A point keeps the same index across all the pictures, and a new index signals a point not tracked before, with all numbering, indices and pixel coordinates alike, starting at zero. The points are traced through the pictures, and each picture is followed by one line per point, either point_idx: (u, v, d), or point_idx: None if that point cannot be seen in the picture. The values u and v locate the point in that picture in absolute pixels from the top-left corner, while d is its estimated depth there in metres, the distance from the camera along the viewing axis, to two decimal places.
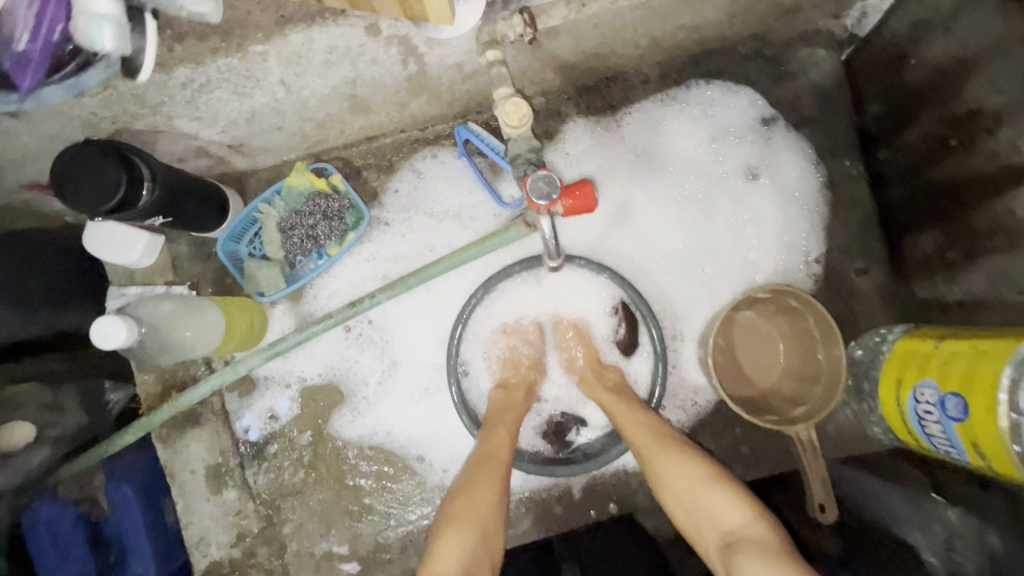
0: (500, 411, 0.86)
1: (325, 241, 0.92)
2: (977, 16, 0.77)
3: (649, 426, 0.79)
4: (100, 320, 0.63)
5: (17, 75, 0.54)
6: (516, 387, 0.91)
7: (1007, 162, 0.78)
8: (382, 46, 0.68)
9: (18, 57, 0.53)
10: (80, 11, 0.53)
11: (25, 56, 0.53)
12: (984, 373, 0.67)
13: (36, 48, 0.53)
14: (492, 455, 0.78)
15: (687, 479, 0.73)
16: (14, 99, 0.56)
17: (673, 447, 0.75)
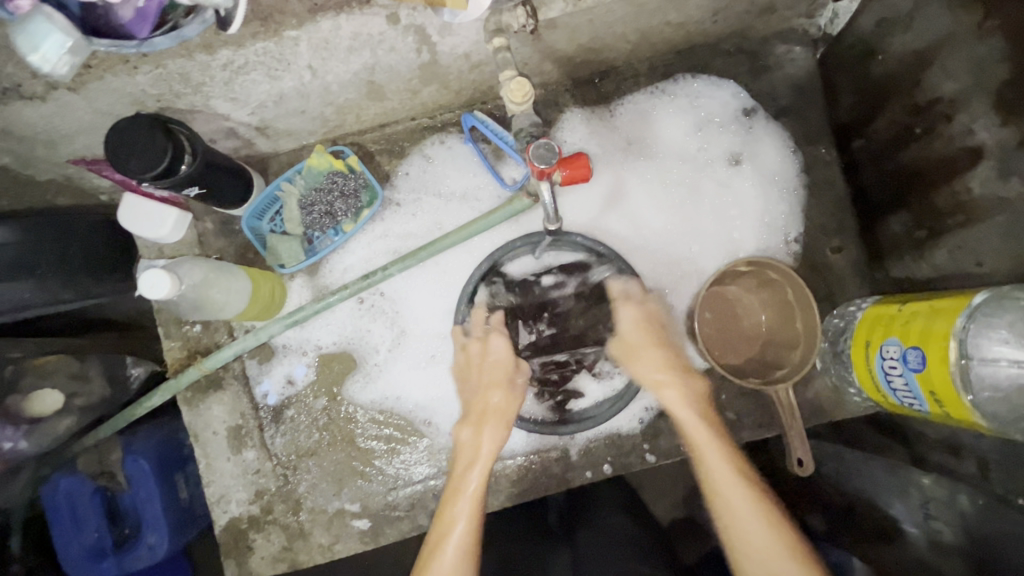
0: (469, 453, 0.89)
1: (342, 217, 0.99)
2: (930, 13, 0.87)
3: (745, 479, 0.82)
4: (150, 274, 0.70)
5: (136, 24, 0.63)
6: (482, 419, 0.90)
7: (961, 143, 0.87)
8: (400, 34, 0.76)
9: (137, 11, 0.63)
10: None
11: (145, 9, 0.63)
12: (938, 326, 0.75)
13: (152, 3, 0.63)
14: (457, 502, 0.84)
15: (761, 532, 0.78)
16: (132, 45, 0.64)
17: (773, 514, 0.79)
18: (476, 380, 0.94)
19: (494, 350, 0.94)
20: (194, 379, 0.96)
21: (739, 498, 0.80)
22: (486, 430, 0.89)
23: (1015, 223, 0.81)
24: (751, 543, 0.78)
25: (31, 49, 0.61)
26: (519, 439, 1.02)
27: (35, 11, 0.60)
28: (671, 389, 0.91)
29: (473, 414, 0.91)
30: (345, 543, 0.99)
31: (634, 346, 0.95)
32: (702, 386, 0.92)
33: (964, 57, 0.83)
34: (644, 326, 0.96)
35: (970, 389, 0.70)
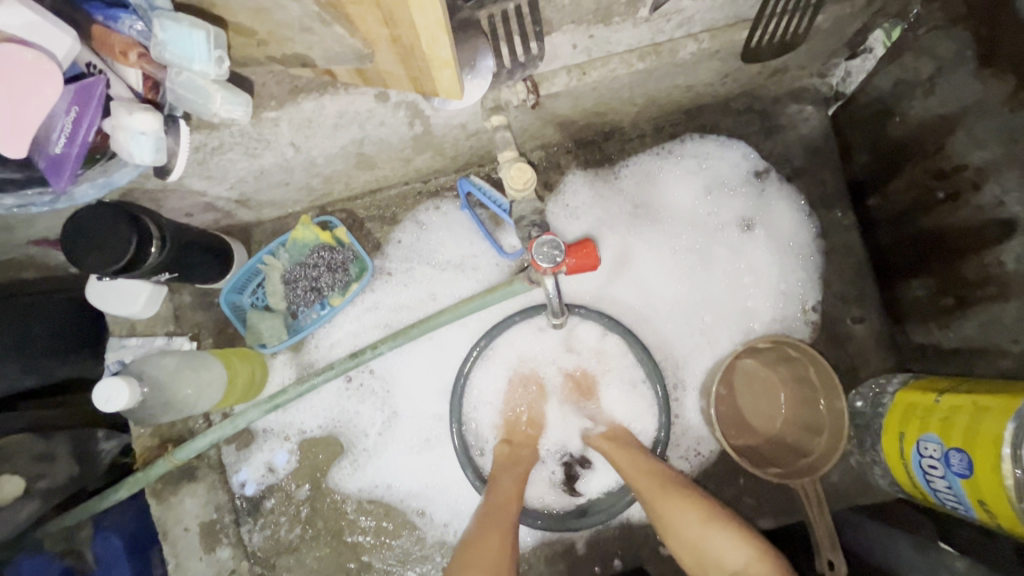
0: (507, 463, 0.87)
1: (328, 291, 0.92)
2: (956, 81, 0.82)
3: (649, 471, 0.80)
4: (103, 382, 0.62)
5: (52, 175, 0.52)
6: (523, 442, 0.91)
7: (992, 217, 0.81)
8: (390, 110, 0.70)
9: (54, 159, 0.52)
10: (119, 125, 0.53)
11: (60, 158, 0.51)
12: (986, 430, 0.67)
13: (73, 150, 0.52)
14: (504, 507, 0.79)
15: (683, 518, 0.74)
16: (46, 198, 0.55)
17: (673, 490, 0.77)
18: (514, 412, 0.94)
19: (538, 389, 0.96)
20: (164, 471, 0.87)
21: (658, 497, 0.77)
22: (525, 450, 0.89)
23: None
24: (678, 533, 0.74)
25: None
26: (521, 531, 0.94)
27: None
28: (591, 437, 0.90)
29: (515, 436, 0.92)
30: None
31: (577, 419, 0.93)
32: (620, 427, 0.91)
33: (995, 128, 0.78)
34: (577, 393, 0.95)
35: None
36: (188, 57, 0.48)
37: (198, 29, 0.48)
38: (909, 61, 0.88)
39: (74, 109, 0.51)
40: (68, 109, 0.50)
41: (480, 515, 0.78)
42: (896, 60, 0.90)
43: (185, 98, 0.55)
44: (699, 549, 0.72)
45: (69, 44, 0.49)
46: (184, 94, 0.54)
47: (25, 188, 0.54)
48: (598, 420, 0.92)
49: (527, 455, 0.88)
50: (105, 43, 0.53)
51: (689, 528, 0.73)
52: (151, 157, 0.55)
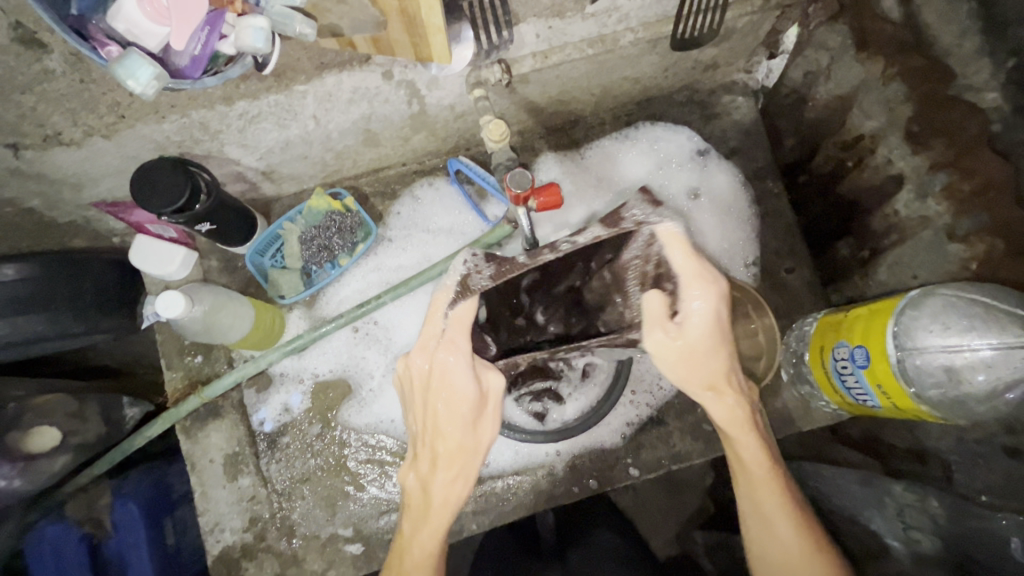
0: (418, 497, 0.80)
1: (338, 252, 1.08)
2: (845, 66, 1.02)
3: (778, 491, 0.81)
4: (163, 295, 0.77)
5: (190, 70, 0.65)
6: (428, 459, 0.78)
7: (885, 171, 1.00)
8: (394, 88, 0.88)
9: (193, 59, 0.65)
10: (242, 25, 0.63)
11: (200, 57, 0.65)
12: (878, 326, 0.83)
13: (206, 52, 0.64)
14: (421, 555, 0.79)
15: (780, 527, 0.80)
16: (187, 85, 0.66)
17: (797, 520, 0.80)
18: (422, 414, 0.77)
19: (455, 381, 0.74)
20: (194, 407, 1.00)
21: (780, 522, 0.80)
22: (436, 476, 0.78)
23: (939, 235, 0.93)
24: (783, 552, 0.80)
25: (126, 76, 0.60)
26: (507, 456, 1.07)
27: (125, 52, 0.60)
28: (723, 391, 0.79)
29: (424, 455, 0.78)
30: (338, 568, 1.01)
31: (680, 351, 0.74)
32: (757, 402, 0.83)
33: (878, 99, 0.98)
34: (713, 326, 0.73)
35: (913, 384, 0.78)
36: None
37: None
38: (811, 54, 1.09)
39: (206, 28, 0.63)
40: (202, 28, 0.63)
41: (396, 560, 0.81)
42: (803, 55, 1.12)
43: (277, 23, 0.66)
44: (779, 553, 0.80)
45: None
46: (277, 20, 0.66)
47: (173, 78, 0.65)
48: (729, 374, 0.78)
49: (438, 481, 0.78)
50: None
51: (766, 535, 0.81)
52: (264, 45, 0.63)
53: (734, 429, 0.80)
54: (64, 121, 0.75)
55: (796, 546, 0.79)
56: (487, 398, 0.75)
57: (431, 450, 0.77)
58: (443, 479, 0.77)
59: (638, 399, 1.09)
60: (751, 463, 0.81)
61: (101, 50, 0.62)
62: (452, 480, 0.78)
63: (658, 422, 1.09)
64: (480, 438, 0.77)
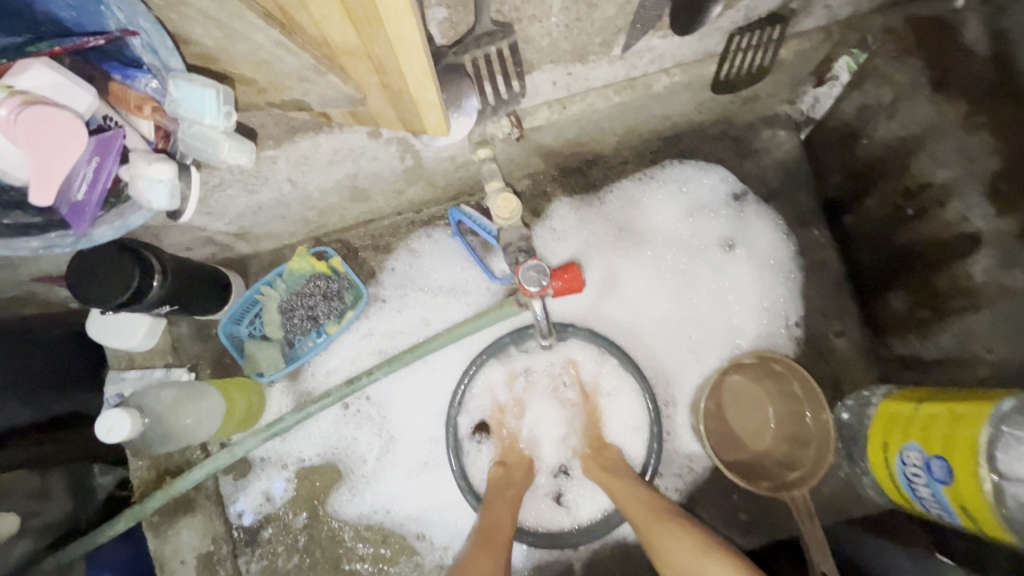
0: (499, 490, 0.88)
1: (324, 320, 0.95)
2: (914, 106, 0.87)
3: (646, 501, 0.82)
4: (105, 413, 0.64)
5: (74, 220, 0.54)
6: (515, 464, 0.93)
7: (957, 232, 0.86)
8: (382, 146, 0.74)
9: (75, 205, 0.53)
10: (137, 175, 0.55)
11: (82, 205, 0.53)
12: (962, 438, 0.70)
13: (93, 198, 0.53)
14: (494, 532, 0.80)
15: (688, 552, 0.74)
16: (67, 242, 0.56)
17: (669, 519, 0.78)
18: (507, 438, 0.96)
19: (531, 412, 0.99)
20: (160, 503, 0.87)
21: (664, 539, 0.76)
22: (517, 473, 0.91)
23: None
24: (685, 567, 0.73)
25: None
26: (518, 553, 0.94)
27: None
28: (589, 463, 0.92)
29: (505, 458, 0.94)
30: None
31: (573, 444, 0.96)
32: (616, 453, 0.93)
33: (955, 148, 0.83)
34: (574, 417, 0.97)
35: (1004, 505, 0.65)
36: (198, 112, 0.52)
37: (210, 88, 0.51)
38: (872, 88, 0.93)
39: (95, 159, 0.53)
40: (89, 160, 0.52)
41: (474, 539, 0.80)
42: (860, 87, 0.96)
43: (195, 148, 0.57)
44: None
45: (91, 101, 0.52)
46: (195, 145, 0.57)
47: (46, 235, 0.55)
48: (595, 448, 0.94)
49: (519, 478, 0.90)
50: (122, 99, 0.55)
51: (694, 565, 0.73)
52: (168, 203, 0.56)
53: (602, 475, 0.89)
54: None
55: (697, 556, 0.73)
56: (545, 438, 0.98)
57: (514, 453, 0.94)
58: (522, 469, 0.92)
59: (665, 485, 0.98)
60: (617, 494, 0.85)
61: None
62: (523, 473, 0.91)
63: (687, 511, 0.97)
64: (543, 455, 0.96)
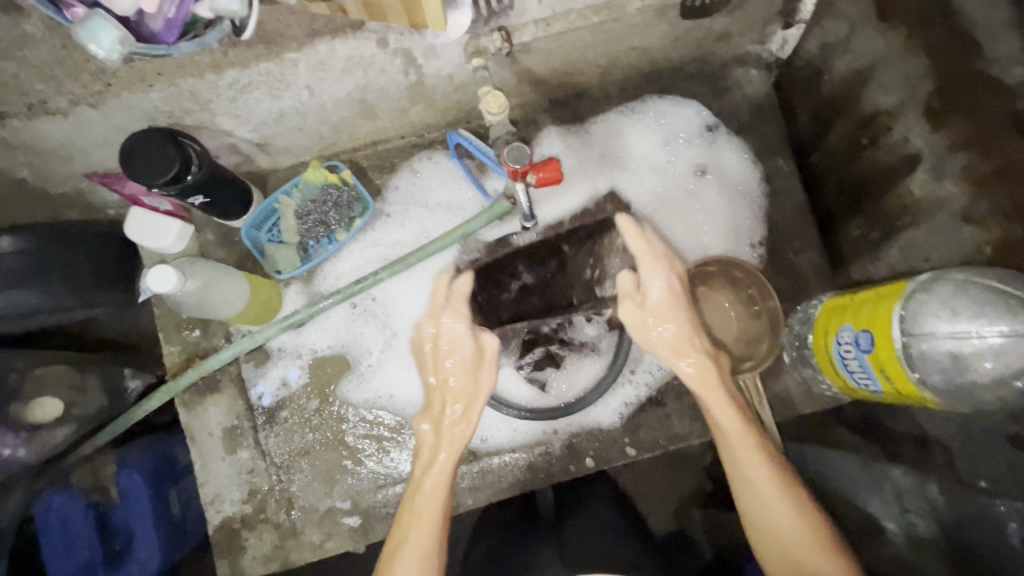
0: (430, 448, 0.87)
1: (335, 227, 1.06)
2: (864, 36, 0.97)
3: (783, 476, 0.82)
4: (154, 269, 0.76)
5: (165, 33, 0.65)
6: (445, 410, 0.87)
7: (901, 150, 0.97)
8: (389, 57, 0.85)
9: (166, 22, 0.64)
10: None
11: (174, 19, 0.64)
12: (883, 311, 0.81)
13: (180, 15, 0.64)
14: (414, 523, 0.82)
15: (803, 541, 0.79)
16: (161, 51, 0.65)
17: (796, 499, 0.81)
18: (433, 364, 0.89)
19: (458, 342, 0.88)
20: (191, 381, 0.99)
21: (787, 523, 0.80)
22: (451, 425, 0.87)
23: (954, 217, 0.90)
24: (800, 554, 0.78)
25: (89, 40, 0.61)
26: (507, 433, 1.07)
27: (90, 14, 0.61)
28: (705, 376, 0.87)
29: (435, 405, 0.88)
30: (336, 540, 1.03)
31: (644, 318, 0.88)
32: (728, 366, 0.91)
33: (897, 73, 0.94)
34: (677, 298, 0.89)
35: (917, 370, 0.76)
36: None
37: None
38: (830, 24, 1.04)
39: None
40: None
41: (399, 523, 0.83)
42: (820, 25, 1.06)
43: None
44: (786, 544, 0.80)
45: None
46: None
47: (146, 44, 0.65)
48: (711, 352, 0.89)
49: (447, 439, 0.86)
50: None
51: (808, 555, 0.78)
52: (239, 6, 0.64)
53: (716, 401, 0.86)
54: (48, 89, 0.73)
55: (809, 547, 0.78)
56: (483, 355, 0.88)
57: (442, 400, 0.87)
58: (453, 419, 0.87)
59: (638, 379, 1.09)
60: (750, 461, 0.83)
61: (66, 10, 0.62)
62: (457, 426, 0.87)
63: (658, 403, 1.08)
64: (478, 384, 0.87)
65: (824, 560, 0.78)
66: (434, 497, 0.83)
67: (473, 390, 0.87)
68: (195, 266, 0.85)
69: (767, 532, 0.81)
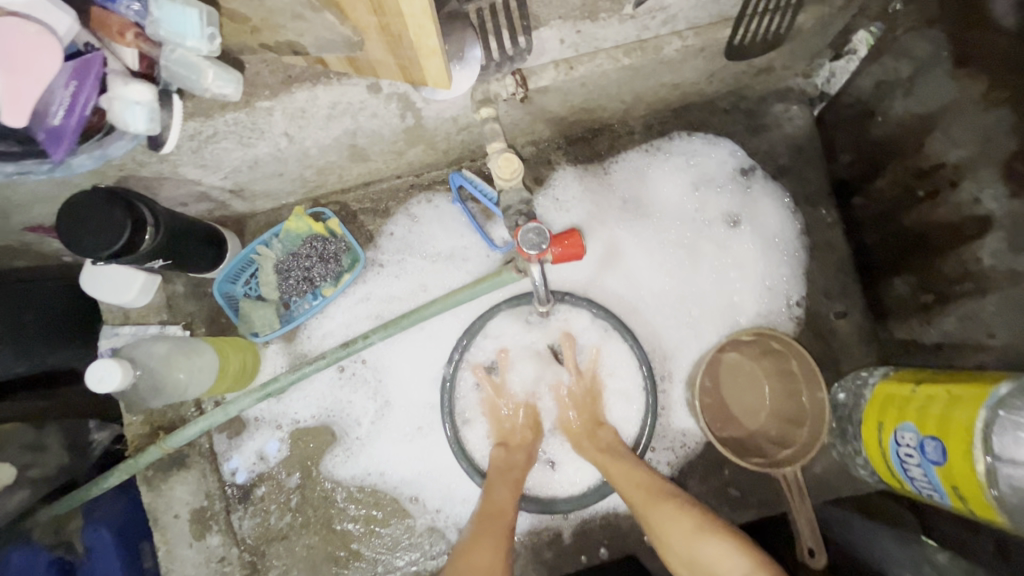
0: (503, 469, 0.88)
1: (320, 282, 0.94)
2: (934, 80, 0.84)
3: (647, 482, 0.81)
4: (95, 362, 0.64)
5: (50, 145, 0.55)
6: (518, 446, 0.92)
7: (969, 213, 0.84)
8: (382, 102, 0.72)
9: (52, 131, 0.55)
10: (115, 97, 0.57)
11: (59, 129, 0.55)
12: (958, 419, 0.69)
13: (71, 121, 0.55)
14: (496, 517, 0.81)
15: (690, 535, 0.74)
16: (44, 168, 0.59)
17: (665, 500, 0.78)
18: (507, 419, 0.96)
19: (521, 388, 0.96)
20: (154, 458, 0.87)
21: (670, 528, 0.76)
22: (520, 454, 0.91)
23: None
24: (694, 552, 0.73)
25: None
26: None
27: None
28: (584, 446, 0.91)
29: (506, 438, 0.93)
30: None
31: (569, 418, 0.95)
32: (611, 433, 0.91)
33: (971, 126, 0.81)
34: (569, 398, 0.96)
35: (996, 488, 0.65)
36: (181, 34, 0.55)
37: (192, 9, 0.54)
38: (890, 61, 0.90)
39: (72, 86, 0.54)
40: (67, 84, 0.54)
41: (475, 522, 0.82)
42: (877, 61, 0.93)
43: (178, 75, 0.59)
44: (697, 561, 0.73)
45: (70, 24, 0.53)
46: (178, 71, 0.59)
47: (23, 157, 0.56)
48: (591, 428, 0.92)
49: (521, 461, 0.90)
50: (102, 24, 0.57)
51: (692, 545, 0.74)
52: (146, 129, 0.58)
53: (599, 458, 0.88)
54: None
55: (697, 541, 0.73)
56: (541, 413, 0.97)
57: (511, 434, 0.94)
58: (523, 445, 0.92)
59: (658, 458, 0.98)
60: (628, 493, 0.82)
61: None
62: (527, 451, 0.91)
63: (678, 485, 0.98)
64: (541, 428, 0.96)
65: (718, 551, 0.72)
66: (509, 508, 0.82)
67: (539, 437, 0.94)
68: (147, 350, 0.75)
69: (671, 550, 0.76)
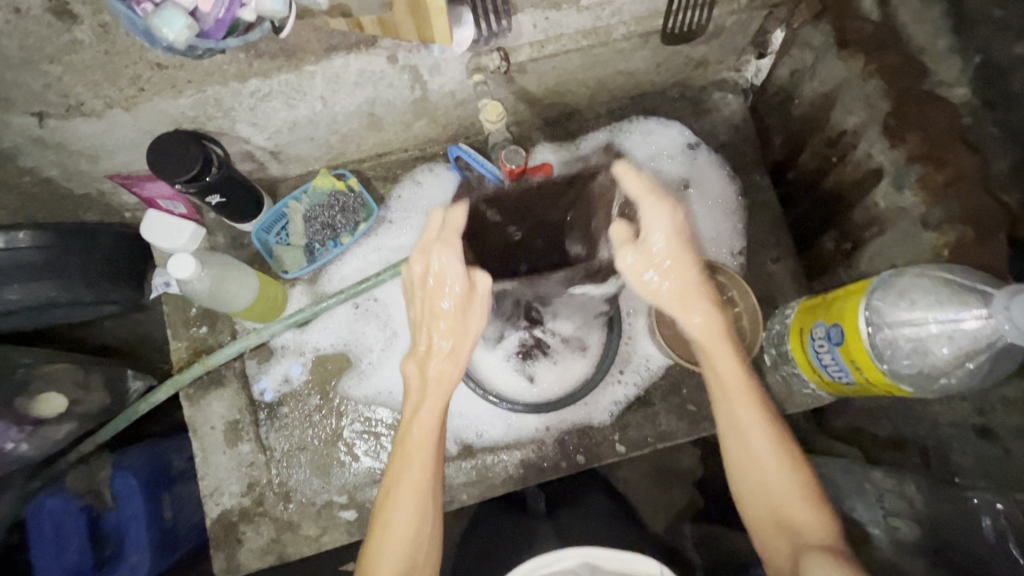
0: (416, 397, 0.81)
1: (341, 230, 1.13)
2: (827, 63, 1.07)
3: (773, 423, 0.83)
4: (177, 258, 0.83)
5: (213, 31, 0.71)
6: (427, 352, 0.81)
7: (864, 166, 1.05)
8: (398, 72, 0.93)
9: (216, 22, 0.71)
10: None
11: (222, 20, 0.71)
12: (849, 306, 0.88)
13: (228, 16, 0.70)
14: (401, 474, 0.80)
15: (785, 487, 0.81)
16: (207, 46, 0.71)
17: (784, 450, 0.82)
18: (421, 305, 0.81)
19: (448, 273, 0.79)
20: (197, 374, 1.04)
21: (776, 471, 0.81)
22: (430, 367, 0.80)
23: (912, 226, 0.98)
24: (783, 501, 0.81)
25: (162, 25, 0.66)
26: (502, 429, 1.11)
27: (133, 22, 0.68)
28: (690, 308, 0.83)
29: (420, 345, 0.81)
30: (332, 534, 1.05)
31: (654, 254, 0.82)
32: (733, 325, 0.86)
33: (858, 95, 1.03)
34: (678, 241, 0.82)
35: (880, 353, 0.82)
36: None
37: None
38: (797, 53, 1.14)
39: None
40: None
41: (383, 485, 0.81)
42: (788, 54, 1.17)
43: None
44: (784, 512, 0.81)
45: None
46: None
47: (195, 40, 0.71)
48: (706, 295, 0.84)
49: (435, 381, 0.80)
50: None
51: (785, 496, 0.81)
52: (281, 9, 0.70)
53: (730, 375, 0.84)
54: (87, 92, 0.79)
55: (790, 493, 0.81)
56: (475, 290, 0.80)
57: (427, 339, 0.81)
58: (437, 360, 0.80)
59: (627, 379, 1.13)
60: (749, 421, 0.83)
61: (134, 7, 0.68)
62: (441, 367, 0.80)
63: (644, 402, 1.13)
64: (467, 328, 0.80)
65: (804, 508, 0.80)
66: (423, 466, 0.80)
67: (465, 327, 0.80)
68: (196, 285, 0.88)
69: (758, 486, 0.82)
